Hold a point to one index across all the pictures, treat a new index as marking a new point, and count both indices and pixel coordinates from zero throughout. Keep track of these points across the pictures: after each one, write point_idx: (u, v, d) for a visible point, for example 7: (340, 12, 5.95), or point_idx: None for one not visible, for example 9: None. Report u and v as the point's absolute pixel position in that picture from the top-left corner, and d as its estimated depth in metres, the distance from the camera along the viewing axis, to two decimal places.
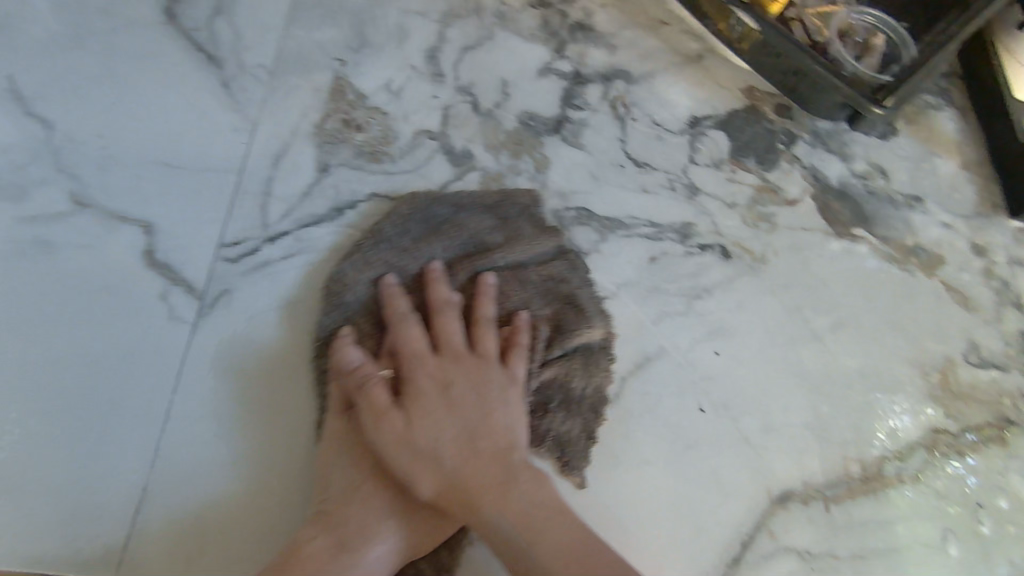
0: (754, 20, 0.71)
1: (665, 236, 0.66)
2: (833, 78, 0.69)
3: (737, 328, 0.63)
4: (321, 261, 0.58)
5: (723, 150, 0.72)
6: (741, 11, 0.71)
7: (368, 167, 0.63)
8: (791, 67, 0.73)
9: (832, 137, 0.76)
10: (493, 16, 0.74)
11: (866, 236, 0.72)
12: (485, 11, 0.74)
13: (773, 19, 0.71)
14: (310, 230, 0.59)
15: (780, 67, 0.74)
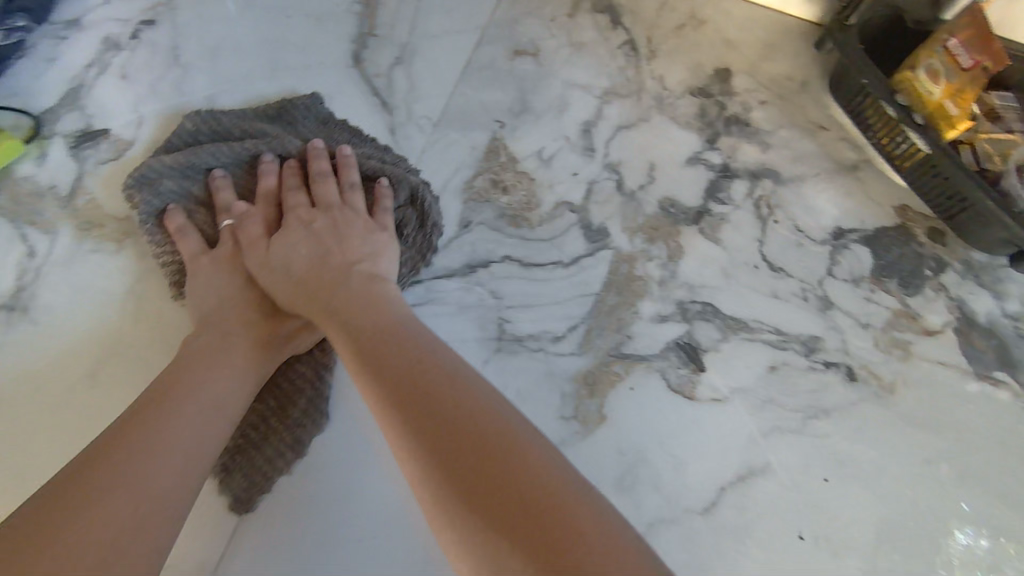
0: (926, 143, 0.69)
1: (789, 345, 0.65)
2: (1003, 216, 0.66)
3: (850, 458, 0.61)
4: (446, 312, 0.64)
5: (863, 267, 0.70)
6: (914, 132, 0.70)
7: (507, 229, 0.67)
8: (956, 196, 0.70)
9: (986, 272, 0.72)
10: (652, 98, 0.77)
11: (1010, 382, 0.67)
12: (645, 93, 0.77)
13: (948, 146, 0.69)
14: (442, 282, 0.65)
15: (942, 192, 0.71)
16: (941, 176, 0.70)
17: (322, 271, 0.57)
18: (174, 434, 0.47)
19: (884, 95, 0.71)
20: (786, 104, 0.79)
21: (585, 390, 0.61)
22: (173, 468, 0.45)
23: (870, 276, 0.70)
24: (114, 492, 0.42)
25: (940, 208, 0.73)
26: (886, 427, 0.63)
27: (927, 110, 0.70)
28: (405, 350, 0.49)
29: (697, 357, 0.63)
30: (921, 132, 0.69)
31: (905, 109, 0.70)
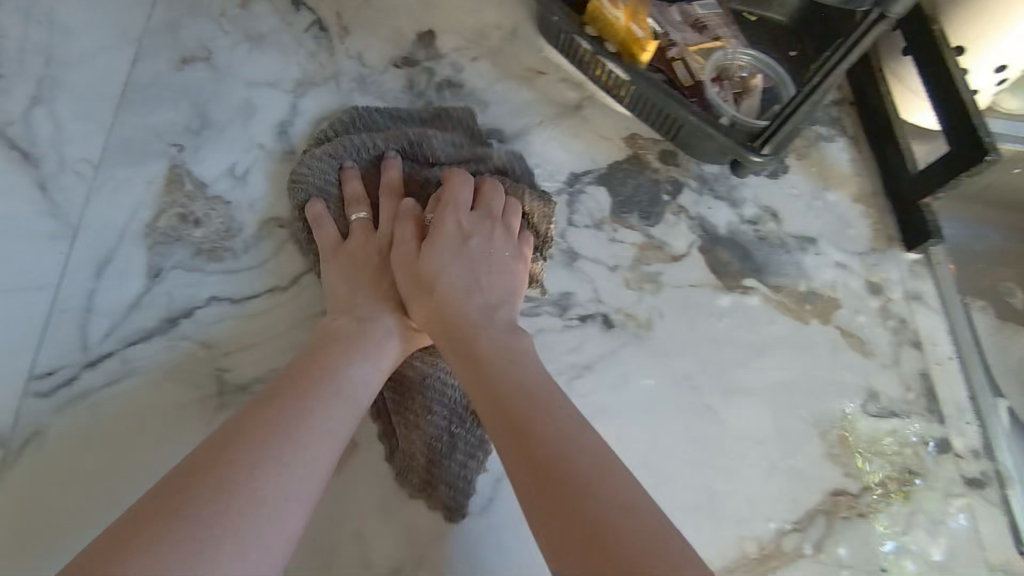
0: (623, 71, 0.68)
1: (541, 309, 0.62)
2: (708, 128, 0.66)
3: (620, 408, 0.59)
4: (154, 383, 0.53)
5: (603, 208, 0.68)
6: (610, 62, 0.68)
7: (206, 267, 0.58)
8: (668, 116, 0.69)
9: (719, 182, 0.73)
10: (352, 80, 0.69)
11: (757, 286, 0.68)
12: (343, 76, 0.69)
13: (643, 68, 0.68)
14: (136, 348, 0.54)
15: (657, 115, 0.71)
16: (648, 98, 0.69)
17: (411, 259, 0.57)
18: (343, 382, 0.49)
19: (574, 28, 0.69)
20: (499, 57, 0.75)
21: None
22: (343, 425, 0.47)
23: (610, 216, 0.68)
24: (300, 462, 0.42)
25: (661, 129, 0.72)
26: (651, 365, 0.62)
27: (618, 36, 0.67)
28: (452, 340, 0.53)
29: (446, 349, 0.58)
30: (614, 61, 0.68)
31: (595, 39, 0.68)
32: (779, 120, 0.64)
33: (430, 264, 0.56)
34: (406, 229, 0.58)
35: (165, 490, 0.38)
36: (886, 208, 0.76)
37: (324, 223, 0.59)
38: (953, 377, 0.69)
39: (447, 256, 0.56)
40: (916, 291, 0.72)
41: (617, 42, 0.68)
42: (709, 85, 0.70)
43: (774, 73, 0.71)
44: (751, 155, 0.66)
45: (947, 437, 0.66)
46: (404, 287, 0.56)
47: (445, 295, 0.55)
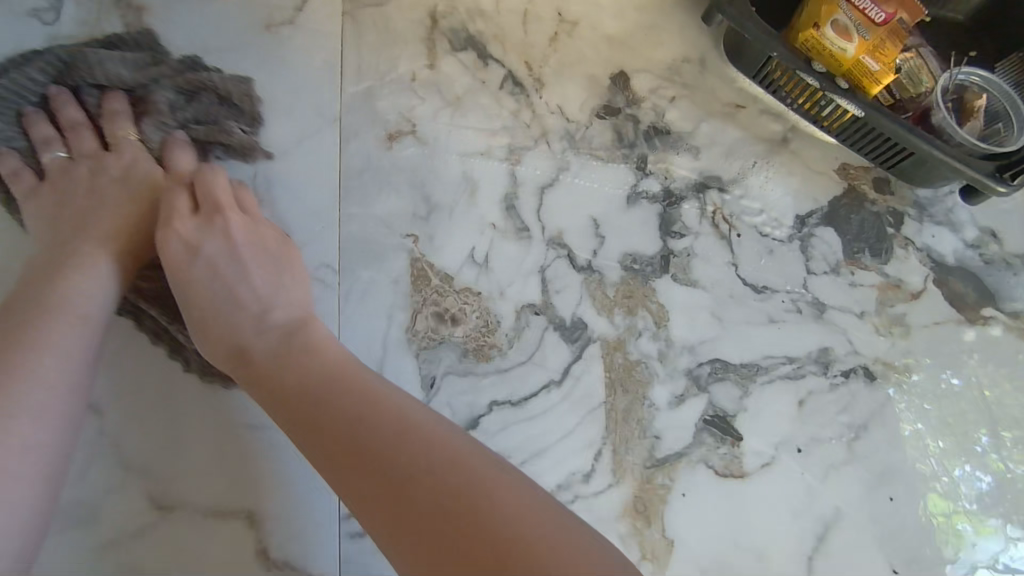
0: (857, 106, 0.64)
1: (806, 370, 0.60)
2: (952, 160, 0.63)
3: (903, 466, 0.58)
4: None
5: (836, 250, 0.66)
6: (841, 97, 0.64)
7: (479, 368, 0.55)
8: (897, 147, 0.66)
9: (936, 207, 0.70)
10: (561, 137, 0.65)
11: (997, 315, 0.67)
12: (552, 135, 0.65)
13: (876, 102, 0.64)
14: None
15: (880, 144, 0.67)
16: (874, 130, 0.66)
17: (221, 263, 0.50)
18: (78, 265, 0.48)
19: (800, 65, 0.64)
20: (696, 94, 0.71)
21: (640, 521, 0.53)
22: (85, 305, 0.47)
23: (845, 259, 0.66)
24: (397, 411, 0.44)
25: (879, 158, 0.69)
26: (921, 414, 0.61)
27: (846, 68, 0.64)
28: (309, 386, 0.45)
29: (729, 426, 0.56)
30: (847, 97, 0.64)
31: (826, 75, 0.64)
32: None
33: (281, 304, 0.50)
34: (244, 218, 0.52)
35: (301, 392, 0.45)
36: None
37: (39, 118, 0.54)
38: None
39: (213, 242, 0.50)
40: None
41: (842, 73, 0.65)
42: (936, 111, 0.66)
43: (1001, 91, 0.67)
44: (998, 186, 0.63)
45: None
46: (187, 275, 0.49)
47: (281, 325, 0.49)
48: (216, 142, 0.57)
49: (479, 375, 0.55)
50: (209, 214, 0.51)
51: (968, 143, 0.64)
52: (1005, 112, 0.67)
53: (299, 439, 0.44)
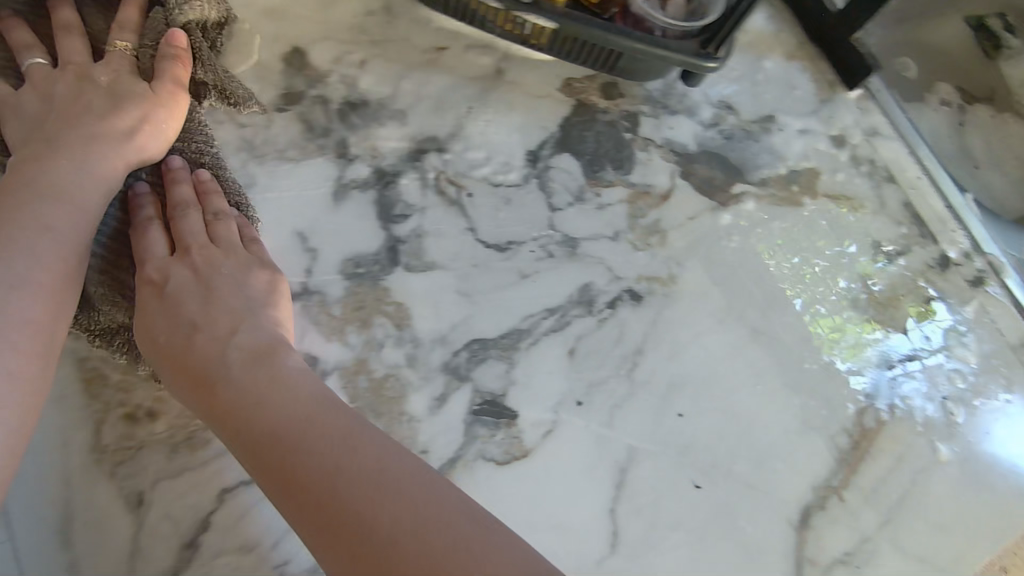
0: (546, 19, 0.58)
1: (570, 316, 0.57)
2: (657, 50, 0.59)
3: (688, 376, 0.58)
4: None
5: (576, 176, 0.62)
6: (529, 14, 0.58)
7: (191, 461, 0.50)
8: (605, 50, 0.62)
9: (668, 96, 0.68)
10: (239, 150, 0.57)
11: (747, 189, 0.66)
12: (227, 152, 0.57)
13: (566, 8, 0.59)
14: None
15: (591, 52, 0.63)
16: (578, 39, 0.61)
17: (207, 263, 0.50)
18: (43, 217, 0.45)
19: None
20: (388, 50, 0.63)
21: None
22: (40, 279, 0.44)
23: (587, 182, 0.62)
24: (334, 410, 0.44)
25: (597, 64, 0.64)
26: (694, 315, 0.60)
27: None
28: (256, 418, 0.44)
29: (502, 407, 0.53)
30: (535, 12, 0.58)
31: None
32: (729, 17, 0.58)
33: (282, 370, 0.46)
34: (233, 281, 0.50)
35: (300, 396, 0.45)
36: (817, 52, 0.75)
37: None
38: (929, 194, 0.72)
39: (198, 294, 0.49)
40: (872, 127, 0.73)
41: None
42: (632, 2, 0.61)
43: None
44: (709, 63, 0.60)
45: (945, 253, 0.70)
46: (169, 332, 0.47)
47: (275, 377, 0.46)
48: (210, 85, 0.53)
49: (200, 466, 0.50)
50: (198, 268, 0.50)
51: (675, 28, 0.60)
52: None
53: (248, 467, 0.43)
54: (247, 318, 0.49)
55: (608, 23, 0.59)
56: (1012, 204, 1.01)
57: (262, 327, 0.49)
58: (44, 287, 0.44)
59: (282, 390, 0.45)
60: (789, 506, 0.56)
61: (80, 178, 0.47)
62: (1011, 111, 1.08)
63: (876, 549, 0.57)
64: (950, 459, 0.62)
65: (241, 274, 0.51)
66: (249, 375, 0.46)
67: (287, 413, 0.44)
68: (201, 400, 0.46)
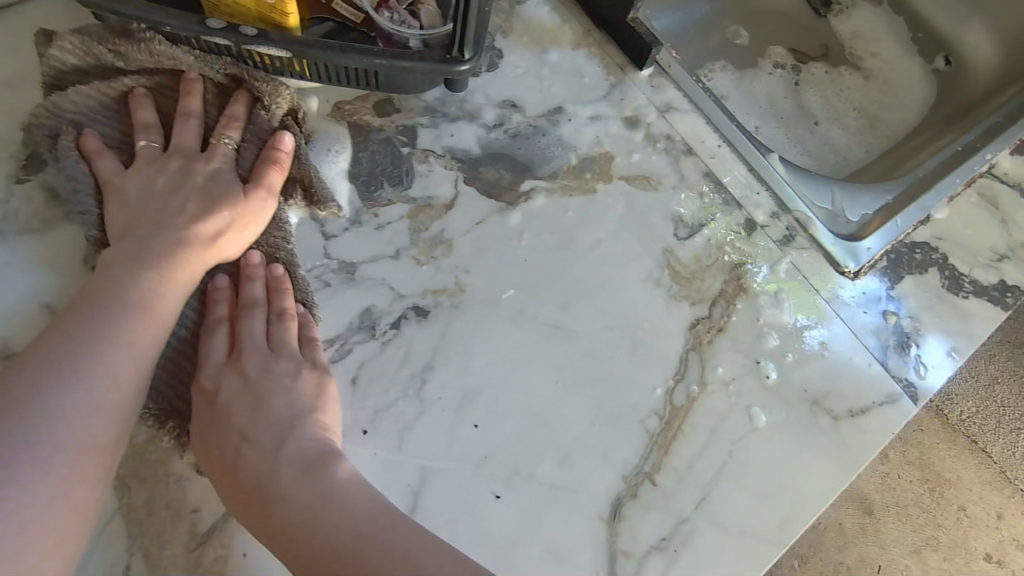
0: (279, 50, 0.58)
1: (351, 343, 0.55)
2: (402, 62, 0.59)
3: (483, 384, 0.56)
4: None
5: (351, 199, 0.61)
6: (260, 47, 0.58)
7: None
8: (356, 70, 0.61)
9: (448, 103, 0.68)
10: None
11: (536, 184, 0.66)
12: None
13: (298, 35, 0.58)
14: None
15: (345, 74, 0.62)
16: (321, 62, 0.60)
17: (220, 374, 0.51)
18: (126, 333, 0.47)
19: (196, 28, 0.56)
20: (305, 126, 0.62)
21: None
22: (121, 371, 0.46)
23: (363, 204, 0.61)
24: (332, 501, 0.45)
25: (358, 84, 0.64)
26: (486, 322, 0.59)
27: (253, 13, 0.58)
28: (278, 511, 0.45)
29: None
30: (265, 43, 0.57)
31: (227, 28, 0.57)
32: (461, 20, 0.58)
33: (332, 485, 0.46)
34: (271, 379, 0.51)
35: (296, 491, 0.46)
36: (603, 39, 0.77)
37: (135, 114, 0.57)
38: (729, 160, 0.74)
39: (236, 395, 0.50)
40: (666, 103, 0.75)
41: (256, 19, 0.59)
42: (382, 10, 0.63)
43: None
44: (459, 67, 0.60)
45: (751, 216, 0.71)
46: (221, 443, 0.48)
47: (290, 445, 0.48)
48: (297, 182, 0.59)
49: None
50: (248, 375, 0.51)
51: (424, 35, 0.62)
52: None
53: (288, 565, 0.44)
54: (292, 414, 0.49)
55: (345, 43, 0.59)
56: (853, 154, 1.06)
57: (300, 432, 0.49)
58: (137, 380, 0.47)
59: (275, 487, 0.46)
60: (598, 501, 0.54)
61: (157, 294, 0.50)
62: (845, 66, 1.15)
63: (695, 528, 0.56)
64: (768, 424, 0.61)
65: (276, 361, 0.52)
66: (256, 476, 0.46)
67: (315, 489, 0.46)
68: (236, 495, 0.47)
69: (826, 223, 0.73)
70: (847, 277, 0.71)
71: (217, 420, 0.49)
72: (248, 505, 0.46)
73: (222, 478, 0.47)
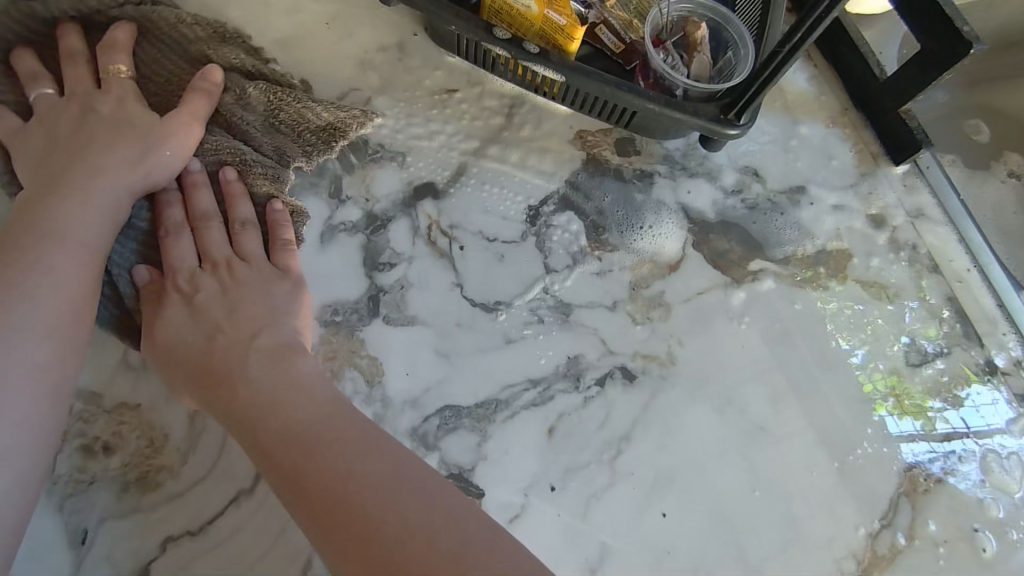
0: (556, 73, 0.56)
1: (554, 390, 0.52)
2: (674, 113, 0.56)
3: (677, 471, 0.52)
4: None
5: (578, 237, 0.58)
6: (539, 67, 0.56)
7: (143, 503, 0.45)
8: (618, 108, 0.58)
9: (689, 157, 0.63)
10: None
11: (766, 266, 0.60)
12: None
13: (576, 62, 0.55)
14: None
15: (603, 107, 0.59)
16: (586, 92, 0.57)
17: (230, 357, 0.44)
18: (49, 265, 0.43)
19: (481, 35, 0.55)
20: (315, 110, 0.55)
21: None
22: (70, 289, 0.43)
23: (589, 244, 0.58)
24: (384, 486, 0.38)
25: (610, 118, 0.61)
26: (690, 404, 0.54)
27: (533, 27, 0.56)
28: (326, 488, 0.38)
29: (467, 484, 0.48)
30: (542, 63, 0.55)
31: (512, 40, 0.55)
32: (753, 87, 0.54)
33: (383, 457, 0.40)
34: (259, 292, 0.47)
35: (333, 476, 0.38)
36: (860, 121, 0.70)
37: (204, 78, 0.51)
38: (978, 288, 0.65)
39: (202, 325, 0.45)
40: (917, 209, 0.67)
41: (533, 33, 0.56)
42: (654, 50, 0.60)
43: (712, 10, 0.61)
44: (727, 130, 0.57)
45: (992, 359, 0.62)
46: (241, 401, 0.42)
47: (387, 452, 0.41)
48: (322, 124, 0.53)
49: (151, 508, 0.45)
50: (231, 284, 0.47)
51: (693, 90, 0.57)
52: (729, 45, 0.61)
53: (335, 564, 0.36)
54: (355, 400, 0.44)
55: (619, 79, 0.56)
56: None
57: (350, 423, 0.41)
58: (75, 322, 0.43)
59: (323, 461, 0.39)
60: None
61: (81, 226, 0.45)
62: None
63: None
64: None
65: (267, 286, 0.48)
66: (289, 448, 0.40)
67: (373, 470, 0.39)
68: (270, 468, 0.40)
69: None
70: None
71: (258, 358, 0.44)
72: (286, 485, 0.39)
73: (250, 441, 0.41)
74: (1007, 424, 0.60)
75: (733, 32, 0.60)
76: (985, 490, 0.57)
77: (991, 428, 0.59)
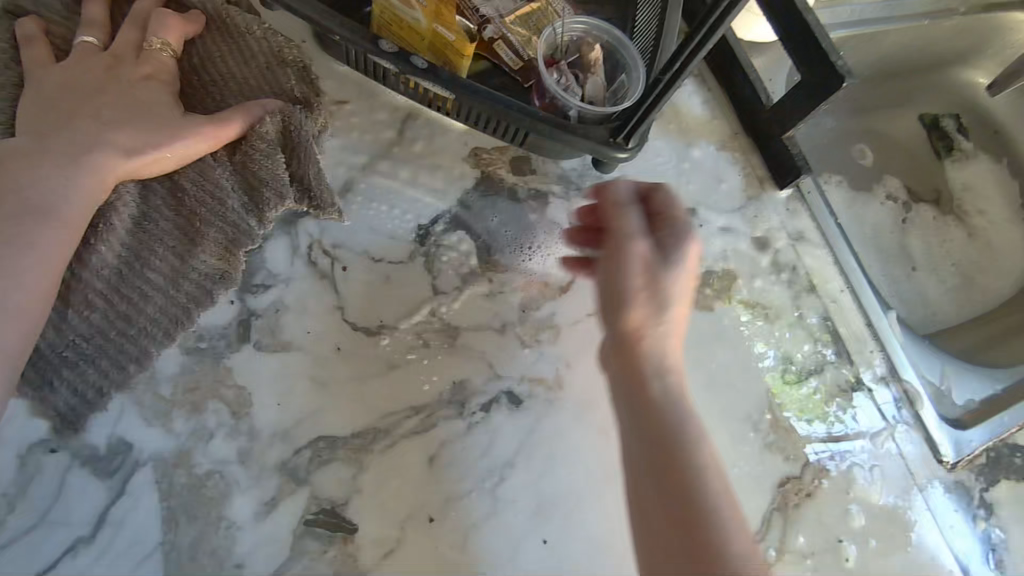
0: (445, 90, 0.54)
1: (437, 417, 0.51)
2: (565, 135, 0.56)
3: (561, 495, 0.52)
4: None
5: (468, 258, 0.56)
6: (427, 82, 0.54)
7: None
8: (510, 127, 0.57)
9: (585, 177, 0.63)
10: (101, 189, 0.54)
11: None
12: None
13: (465, 79, 0.54)
14: None
15: (495, 125, 0.58)
16: (476, 110, 0.56)
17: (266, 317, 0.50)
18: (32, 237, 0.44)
19: (368, 46, 0.53)
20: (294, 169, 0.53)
21: None
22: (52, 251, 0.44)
23: (479, 265, 0.57)
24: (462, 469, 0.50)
25: (503, 136, 0.60)
26: (577, 426, 0.54)
27: (426, 40, 0.55)
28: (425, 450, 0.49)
29: (341, 519, 0.47)
30: (430, 78, 0.54)
31: (399, 53, 0.53)
32: (640, 111, 0.55)
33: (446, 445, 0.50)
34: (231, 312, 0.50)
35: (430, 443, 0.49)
36: (749, 145, 0.72)
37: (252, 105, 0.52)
38: (850, 308, 0.69)
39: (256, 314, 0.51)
40: (799, 232, 0.70)
41: (424, 47, 0.55)
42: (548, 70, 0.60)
43: (611, 35, 0.62)
44: (617, 153, 0.57)
45: (859, 375, 0.66)
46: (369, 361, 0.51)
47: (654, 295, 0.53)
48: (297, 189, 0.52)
49: None
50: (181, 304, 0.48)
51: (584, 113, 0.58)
52: (625, 69, 0.61)
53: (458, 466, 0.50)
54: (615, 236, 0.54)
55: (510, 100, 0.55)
56: (943, 311, 1.03)
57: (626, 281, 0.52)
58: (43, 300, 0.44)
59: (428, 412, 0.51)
60: None
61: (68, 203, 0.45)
62: (956, 217, 1.11)
63: None
64: None
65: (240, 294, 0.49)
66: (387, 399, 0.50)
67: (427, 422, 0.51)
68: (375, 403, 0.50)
69: (931, 401, 0.69)
70: (944, 466, 0.66)
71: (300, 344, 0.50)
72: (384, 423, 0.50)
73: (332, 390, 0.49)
74: (870, 436, 0.64)
75: (628, 59, 0.61)
76: (849, 501, 0.61)
77: (853, 431, 0.64)
